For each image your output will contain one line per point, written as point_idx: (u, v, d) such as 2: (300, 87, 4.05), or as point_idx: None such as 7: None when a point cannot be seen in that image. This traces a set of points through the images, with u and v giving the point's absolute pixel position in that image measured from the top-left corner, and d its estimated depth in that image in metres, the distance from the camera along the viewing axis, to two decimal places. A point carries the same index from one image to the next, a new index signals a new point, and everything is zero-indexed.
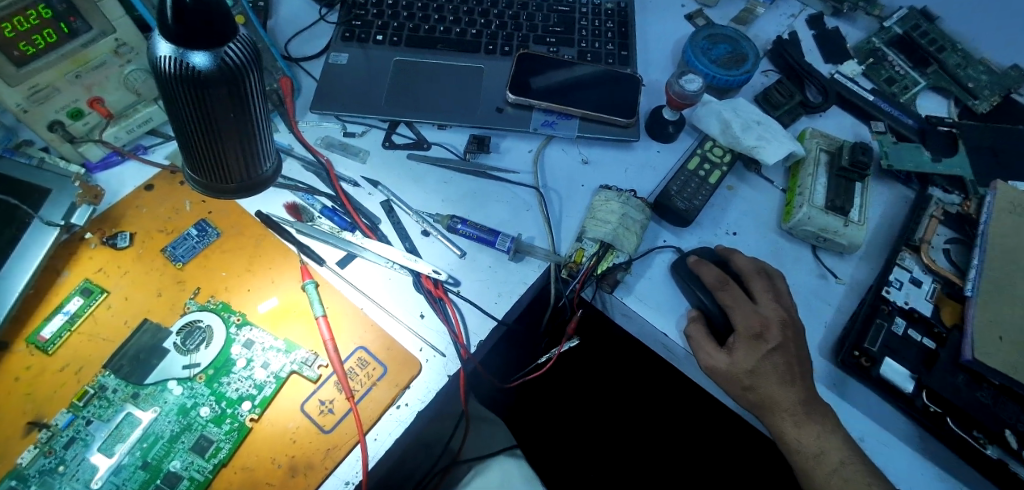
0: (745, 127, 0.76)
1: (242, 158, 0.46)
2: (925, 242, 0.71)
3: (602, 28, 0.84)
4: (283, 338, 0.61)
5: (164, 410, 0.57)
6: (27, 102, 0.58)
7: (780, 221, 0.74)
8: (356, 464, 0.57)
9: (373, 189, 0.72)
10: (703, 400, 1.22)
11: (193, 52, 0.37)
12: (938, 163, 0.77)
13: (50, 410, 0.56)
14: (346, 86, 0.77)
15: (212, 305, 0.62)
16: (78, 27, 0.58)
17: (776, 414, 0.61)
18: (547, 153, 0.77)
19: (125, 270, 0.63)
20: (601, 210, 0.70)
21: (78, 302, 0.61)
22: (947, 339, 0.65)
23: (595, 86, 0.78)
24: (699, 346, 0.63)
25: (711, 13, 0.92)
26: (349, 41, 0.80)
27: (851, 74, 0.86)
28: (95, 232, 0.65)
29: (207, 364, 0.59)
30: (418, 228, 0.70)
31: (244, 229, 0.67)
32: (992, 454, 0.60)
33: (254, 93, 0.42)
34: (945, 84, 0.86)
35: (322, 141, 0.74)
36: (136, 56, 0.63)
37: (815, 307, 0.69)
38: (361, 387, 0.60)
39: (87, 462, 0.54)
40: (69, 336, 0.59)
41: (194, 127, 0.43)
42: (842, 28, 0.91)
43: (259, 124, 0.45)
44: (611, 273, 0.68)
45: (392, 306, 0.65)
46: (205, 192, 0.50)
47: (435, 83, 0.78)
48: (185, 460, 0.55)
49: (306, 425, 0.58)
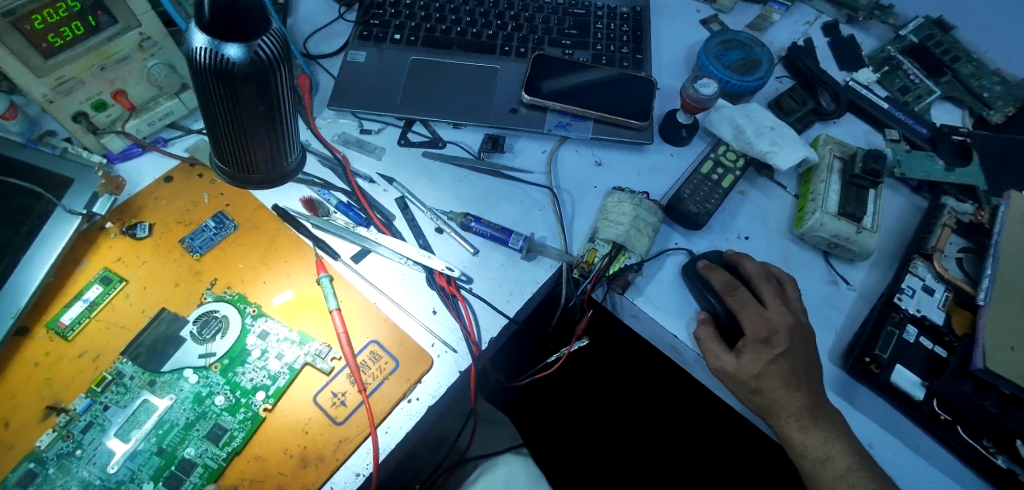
0: (758, 131, 0.76)
1: (268, 150, 0.47)
2: (937, 250, 0.70)
3: (617, 31, 0.85)
4: (297, 330, 0.62)
5: (180, 398, 0.58)
6: (52, 93, 0.60)
7: (792, 227, 0.74)
8: (367, 457, 0.57)
9: (388, 185, 0.73)
10: (712, 404, 1.22)
11: (226, 44, 0.38)
12: (950, 173, 0.77)
13: (68, 395, 0.57)
14: (362, 83, 0.78)
15: (228, 296, 0.63)
16: (104, 21, 0.59)
17: (781, 417, 0.62)
18: (561, 154, 0.78)
19: (143, 261, 0.64)
20: (613, 211, 0.70)
21: (97, 290, 0.62)
22: (957, 347, 0.65)
23: (606, 87, 0.79)
24: (708, 348, 0.63)
25: (726, 20, 0.92)
26: (366, 40, 0.81)
27: (866, 81, 0.86)
28: (116, 221, 0.66)
29: (222, 354, 0.60)
30: (432, 225, 0.71)
31: (259, 223, 0.68)
32: (1002, 463, 0.60)
33: (283, 87, 0.43)
34: (958, 94, 0.86)
35: (339, 138, 0.75)
36: (159, 50, 0.64)
37: (826, 314, 0.69)
38: (373, 380, 0.60)
39: (104, 447, 0.55)
40: (88, 323, 0.60)
41: (223, 119, 0.44)
42: (857, 36, 0.91)
43: (286, 117, 0.46)
44: (622, 275, 0.68)
45: (405, 302, 0.66)
46: (230, 181, 0.51)
47: (451, 83, 0.79)
48: (199, 447, 0.56)
49: (318, 417, 0.58)
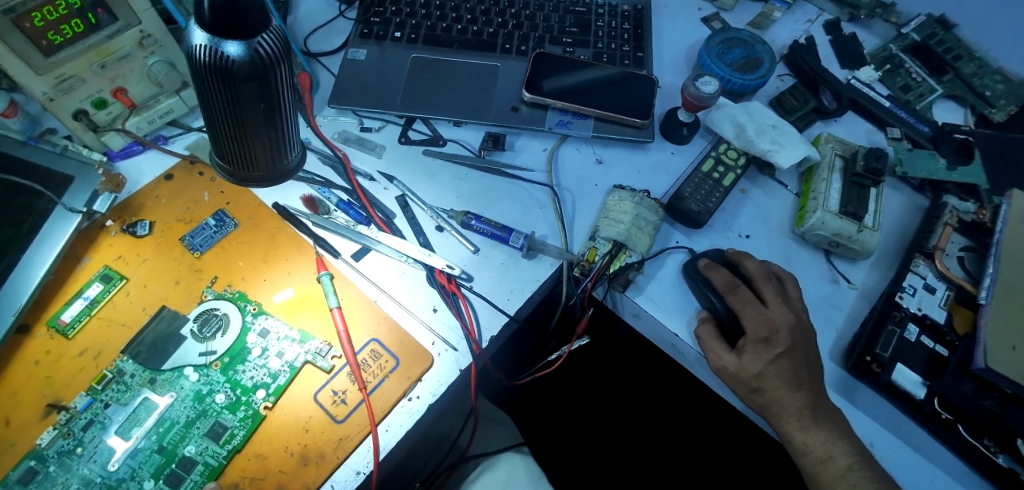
0: (760, 130, 0.76)
1: (269, 148, 0.47)
2: (938, 249, 0.70)
3: (618, 29, 0.85)
4: (297, 328, 0.62)
5: (180, 396, 0.58)
6: (53, 91, 0.60)
7: (794, 226, 0.74)
8: (368, 455, 0.57)
9: (388, 184, 0.73)
10: (712, 403, 1.22)
11: (226, 42, 0.38)
12: (953, 172, 0.76)
13: (69, 393, 0.57)
14: (363, 81, 0.78)
15: (228, 294, 0.63)
16: (104, 19, 0.59)
17: (782, 417, 0.62)
18: (561, 152, 0.77)
19: (143, 259, 0.64)
20: (614, 210, 0.70)
21: (97, 288, 0.62)
22: (959, 346, 0.65)
23: (607, 85, 0.78)
24: (709, 347, 0.63)
25: (727, 18, 0.92)
26: (367, 38, 0.80)
27: (867, 80, 0.86)
28: (117, 219, 0.66)
29: (222, 352, 0.60)
30: (433, 223, 0.71)
31: (260, 222, 0.68)
32: (1003, 462, 0.60)
33: (283, 85, 0.43)
34: (960, 93, 0.86)
35: (339, 136, 0.75)
36: (160, 48, 0.64)
37: (827, 314, 0.69)
38: (373, 379, 0.60)
39: (104, 444, 0.55)
40: (88, 321, 0.60)
41: (223, 117, 0.43)
42: (859, 35, 0.91)
43: (286, 116, 0.46)
44: (622, 273, 0.68)
45: (406, 300, 0.66)
46: (231, 179, 0.51)
47: (452, 81, 0.79)
48: (200, 445, 0.56)
49: (318, 415, 0.58)
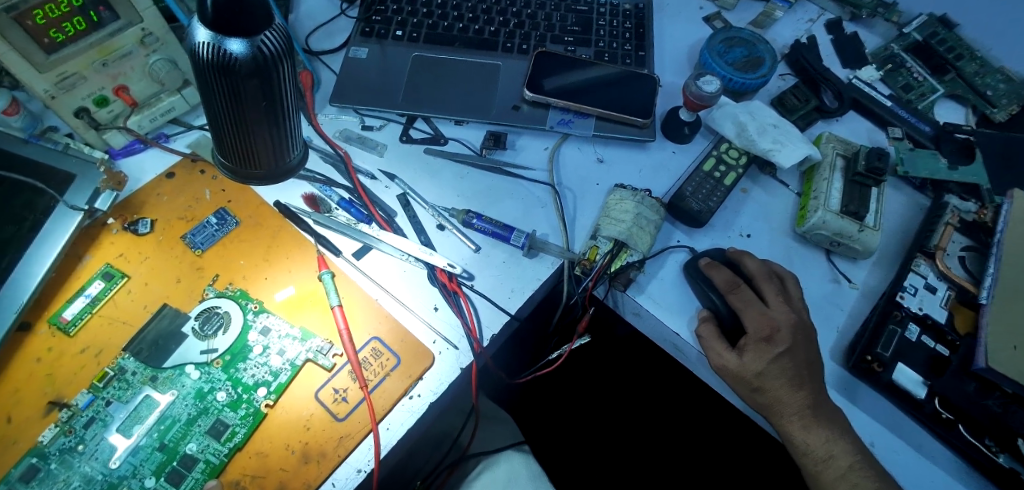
0: (761, 129, 0.76)
1: (270, 145, 0.47)
2: (940, 249, 0.70)
3: (619, 28, 0.85)
4: (299, 326, 0.62)
5: (181, 394, 0.58)
6: (54, 88, 0.60)
7: (795, 225, 0.74)
8: (369, 453, 0.57)
9: (390, 182, 0.73)
10: (712, 403, 1.22)
11: (229, 39, 0.38)
12: (954, 171, 0.76)
13: (70, 391, 0.57)
14: (364, 80, 0.78)
15: (230, 292, 0.63)
16: (106, 16, 0.59)
17: (784, 416, 0.62)
18: (563, 151, 0.77)
19: (145, 257, 0.64)
20: (615, 209, 0.70)
21: (99, 285, 0.62)
22: (960, 346, 0.65)
23: (609, 84, 0.78)
24: (710, 346, 0.63)
25: (728, 17, 0.92)
26: (368, 36, 0.80)
27: (869, 79, 0.86)
28: (118, 217, 0.66)
29: (224, 350, 0.60)
30: (434, 222, 0.71)
31: (261, 220, 0.68)
32: (1004, 462, 0.60)
33: (285, 83, 0.43)
34: (961, 92, 0.86)
35: (340, 134, 0.75)
36: (161, 46, 0.64)
37: (828, 313, 0.69)
38: (375, 377, 0.60)
39: (106, 442, 0.55)
40: (90, 319, 0.60)
41: (225, 114, 0.44)
42: (860, 34, 0.91)
43: (289, 114, 0.46)
44: (623, 272, 0.68)
45: (407, 298, 0.66)
46: (232, 176, 0.51)
47: (453, 80, 0.79)
48: (201, 443, 0.56)
49: (320, 413, 0.58)
